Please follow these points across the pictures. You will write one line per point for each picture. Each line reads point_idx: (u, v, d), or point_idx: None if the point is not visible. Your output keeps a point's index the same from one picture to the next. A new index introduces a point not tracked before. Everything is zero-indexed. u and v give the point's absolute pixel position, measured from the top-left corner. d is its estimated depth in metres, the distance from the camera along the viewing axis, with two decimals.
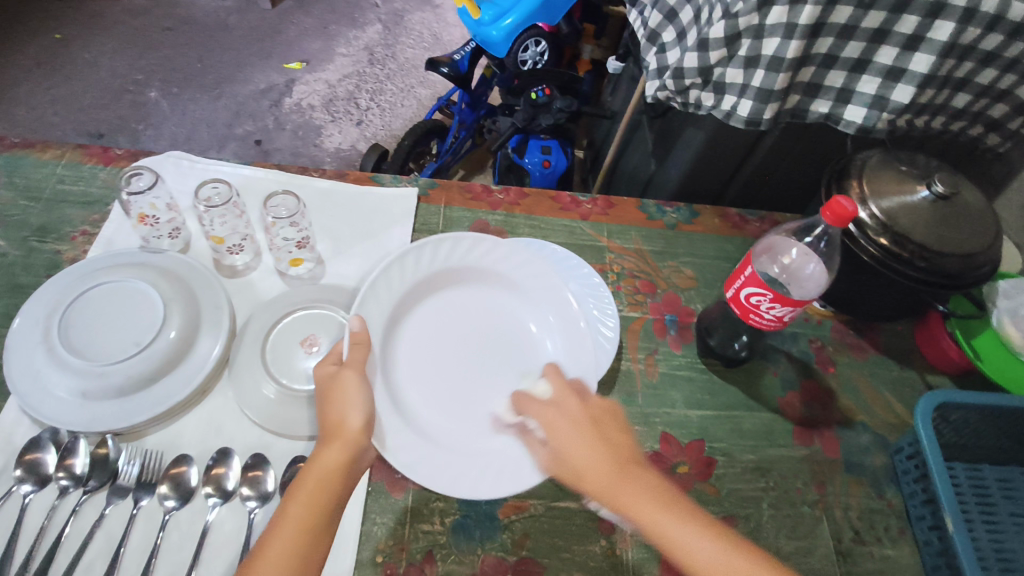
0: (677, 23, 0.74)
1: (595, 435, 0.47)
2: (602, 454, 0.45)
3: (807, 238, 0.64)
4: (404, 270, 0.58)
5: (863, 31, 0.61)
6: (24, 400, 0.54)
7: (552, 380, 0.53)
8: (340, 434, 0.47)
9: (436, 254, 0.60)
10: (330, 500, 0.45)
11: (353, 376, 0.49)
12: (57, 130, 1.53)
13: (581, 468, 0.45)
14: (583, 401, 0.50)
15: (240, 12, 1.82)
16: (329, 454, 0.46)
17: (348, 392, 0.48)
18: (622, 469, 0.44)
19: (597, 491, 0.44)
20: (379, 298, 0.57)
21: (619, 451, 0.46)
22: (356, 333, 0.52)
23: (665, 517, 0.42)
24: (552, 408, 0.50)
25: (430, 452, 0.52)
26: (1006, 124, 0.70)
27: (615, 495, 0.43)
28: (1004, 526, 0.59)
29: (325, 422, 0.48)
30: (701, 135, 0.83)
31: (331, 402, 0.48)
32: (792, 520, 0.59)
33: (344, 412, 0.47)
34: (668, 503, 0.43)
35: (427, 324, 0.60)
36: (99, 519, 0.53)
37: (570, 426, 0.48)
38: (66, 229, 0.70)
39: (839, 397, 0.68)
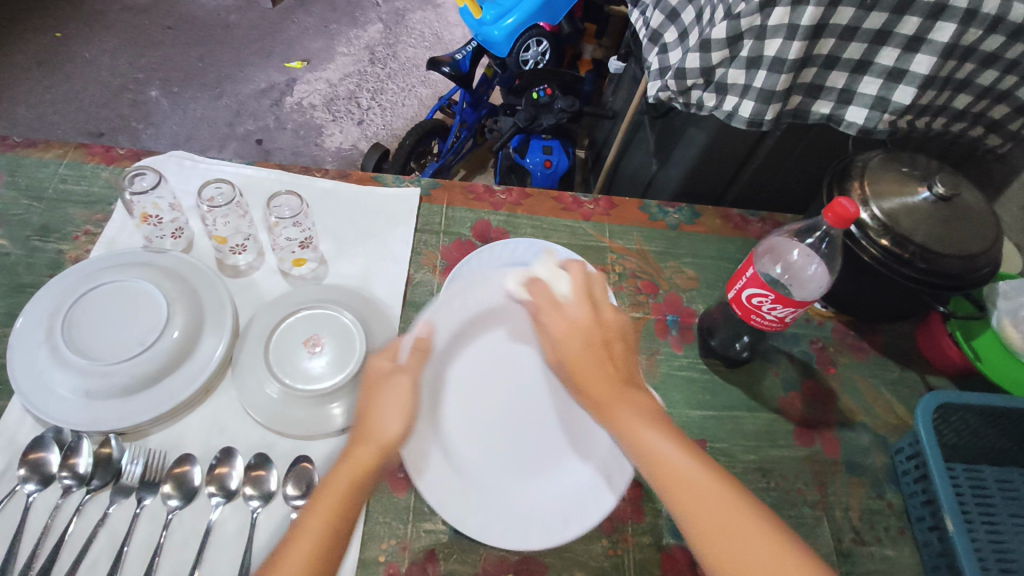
0: (679, 23, 0.74)
1: (601, 354, 0.50)
2: (601, 367, 0.49)
3: (808, 240, 0.64)
4: (464, 297, 0.58)
5: (864, 32, 0.61)
6: (27, 399, 0.54)
7: (574, 282, 0.53)
8: (375, 439, 0.46)
9: (498, 285, 0.59)
10: (354, 507, 0.44)
11: (406, 383, 0.48)
12: (58, 129, 1.53)
13: (580, 373, 0.50)
14: (596, 313, 0.52)
15: (241, 11, 1.82)
16: (360, 457, 0.45)
17: (396, 396, 0.47)
18: (620, 389, 0.49)
19: (592, 400, 0.49)
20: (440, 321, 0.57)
21: (618, 370, 0.50)
22: (420, 340, 0.52)
23: (647, 431, 0.46)
24: (563, 315, 0.52)
25: (460, 488, 0.52)
26: (1007, 126, 0.70)
27: (606, 405, 0.48)
28: (1003, 526, 0.59)
29: (361, 422, 0.47)
30: (703, 136, 0.83)
31: (372, 402, 0.47)
32: (793, 521, 0.60)
33: (384, 420, 0.46)
34: (651, 418, 0.47)
35: (482, 354, 0.59)
36: (102, 518, 0.53)
37: (577, 337, 0.51)
38: (68, 229, 0.70)
39: (839, 398, 0.68)
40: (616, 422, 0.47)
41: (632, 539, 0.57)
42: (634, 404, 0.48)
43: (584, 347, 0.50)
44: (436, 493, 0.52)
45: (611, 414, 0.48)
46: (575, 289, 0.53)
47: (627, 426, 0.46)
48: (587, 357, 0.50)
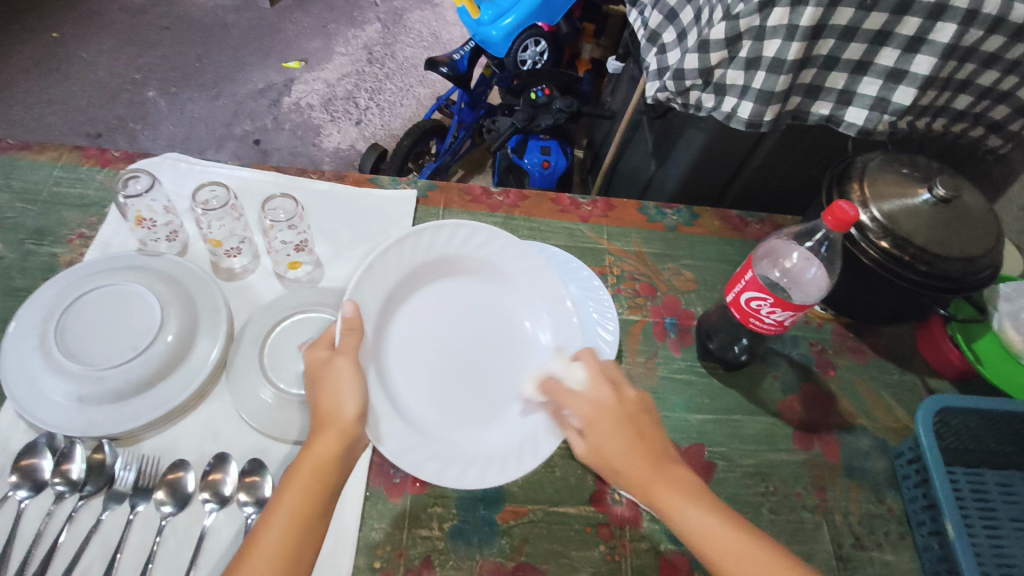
0: (677, 23, 0.73)
1: (631, 433, 0.48)
2: (637, 454, 0.47)
3: (807, 243, 0.63)
4: (395, 259, 0.57)
5: (864, 32, 0.61)
6: (20, 404, 0.54)
7: (586, 363, 0.53)
8: (334, 423, 0.46)
9: (435, 240, 0.58)
10: (325, 490, 0.44)
11: (347, 362, 0.48)
12: (55, 130, 1.52)
13: (616, 461, 0.47)
14: (618, 392, 0.51)
15: (238, 11, 1.81)
16: (323, 444, 0.46)
17: (342, 378, 0.48)
18: (657, 467, 0.46)
19: (634, 486, 0.46)
20: (372, 287, 0.55)
21: (651, 449, 0.48)
22: (350, 319, 0.51)
23: (692, 508, 0.44)
24: (590, 402, 0.50)
25: (420, 445, 0.52)
26: (1008, 126, 0.70)
27: (650, 490, 0.46)
28: (1004, 531, 0.59)
29: (318, 412, 0.47)
30: (702, 136, 0.83)
31: (323, 391, 0.48)
32: (792, 526, 0.59)
33: (338, 401, 0.47)
34: (696, 495, 0.45)
35: (417, 315, 0.59)
36: (95, 524, 0.52)
37: (610, 423, 0.48)
38: (62, 232, 0.70)
39: (839, 401, 0.68)
40: (662, 509, 0.45)
41: (630, 545, 0.56)
42: (678, 482, 0.46)
43: (617, 431, 0.48)
44: (395, 449, 0.50)
45: (659, 501, 0.45)
46: (591, 375, 0.52)
47: (671, 506, 0.45)
48: (621, 444, 0.47)
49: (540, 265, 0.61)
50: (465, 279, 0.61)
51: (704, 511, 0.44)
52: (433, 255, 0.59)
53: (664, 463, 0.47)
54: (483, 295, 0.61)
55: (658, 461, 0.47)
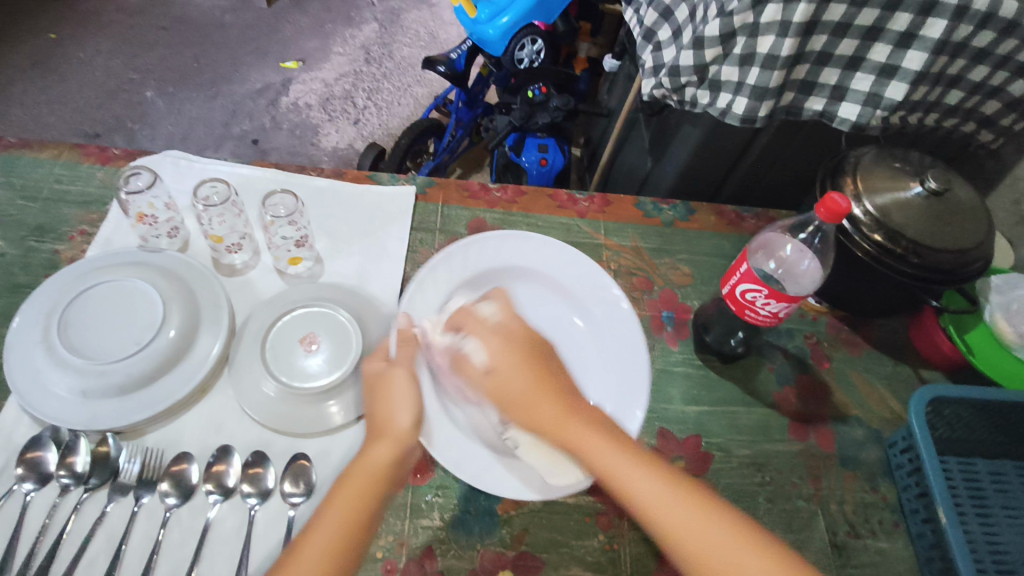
0: (673, 20, 0.74)
1: (541, 375, 0.49)
2: (550, 395, 0.48)
3: (801, 235, 0.64)
4: (448, 268, 0.64)
5: (856, 29, 0.62)
6: (24, 398, 0.54)
7: (500, 304, 0.54)
8: (388, 435, 0.47)
9: (482, 252, 0.66)
10: (373, 503, 0.45)
11: (403, 372, 0.50)
12: (53, 130, 1.52)
13: (524, 397, 0.49)
14: (527, 333, 0.52)
15: (236, 11, 1.82)
16: (375, 454, 0.46)
17: (398, 389, 0.49)
18: (568, 409, 0.48)
19: (543, 423, 0.48)
20: (427, 298, 0.62)
21: (564, 392, 0.49)
22: (402, 332, 0.55)
23: (612, 450, 0.45)
24: (501, 337, 0.51)
25: (477, 450, 0.56)
26: (999, 121, 0.71)
27: (560, 428, 0.47)
28: (996, 519, 0.60)
29: (373, 423, 0.49)
30: (697, 133, 0.84)
31: (379, 400, 0.49)
32: (788, 515, 0.60)
33: (394, 412, 0.48)
34: (607, 434, 0.47)
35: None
36: (100, 516, 0.53)
37: (518, 361, 0.50)
38: (64, 229, 0.70)
39: (833, 392, 0.68)
40: (575, 448, 0.46)
41: (628, 533, 0.57)
42: (589, 423, 0.47)
43: (524, 371, 0.49)
44: (452, 459, 0.55)
45: (569, 441, 0.47)
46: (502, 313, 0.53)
47: (587, 445, 0.46)
48: (529, 384, 0.49)
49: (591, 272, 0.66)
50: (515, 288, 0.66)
51: (616, 454, 0.45)
52: (481, 264, 0.65)
53: (576, 408, 0.48)
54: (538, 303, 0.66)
55: (569, 403, 0.48)
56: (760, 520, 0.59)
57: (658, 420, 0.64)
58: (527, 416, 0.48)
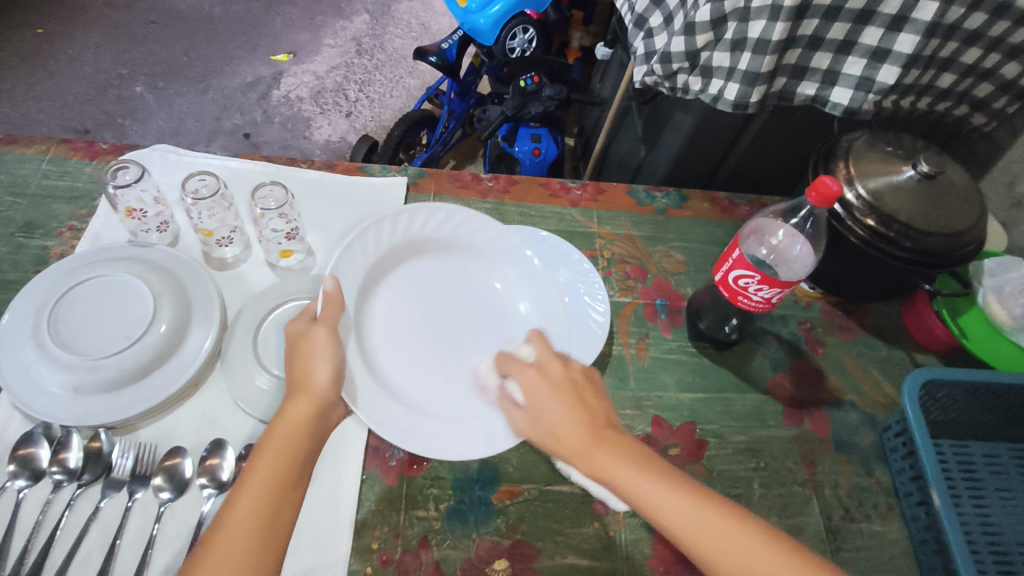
0: (663, 7, 0.73)
1: (577, 403, 0.50)
2: (581, 426, 0.49)
3: (793, 219, 0.64)
4: (378, 235, 0.59)
5: (847, 12, 0.61)
6: (15, 396, 0.54)
7: (536, 344, 0.56)
8: (306, 388, 0.48)
9: (413, 221, 0.61)
10: (300, 453, 0.46)
11: (324, 331, 0.51)
12: (43, 126, 1.51)
13: (558, 434, 0.50)
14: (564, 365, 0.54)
15: (225, 3, 1.80)
16: (294, 409, 0.47)
17: (316, 344, 0.50)
18: (599, 437, 0.49)
19: (574, 454, 0.49)
20: (356, 262, 0.57)
21: (594, 419, 0.50)
22: (329, 293, 0.53)
23: (642, 478, 0.46)
24: (538, 371, 0.53)
25: (411, 419, 0.53)
26: (992, 104, 0.70)
27: (591, 456, 0.48)
28: (989, 500, 0.60)
29: (291, 380, 0.49)
30: (690, 119, 0.83)
31: (298, 357, 0.50)
32: (783, 500, 0.60)
33: (311, 367, 0.49)
34: (641, 462, 0.47)
35: (398, 296, 0.60)
36: (94, 512, 0.53)
37: (551, 392, 0.51)
38: (52, 225, 0.70)
39: (827, 377, 0.69)
40: (610, 476, 0.47)
41: (623, 520, 0.57)
42: (625, 453, 0.48)
43: (556, 403, 0.50)
44: (388, 428, 0.52)
45: (600, 468, 0.47)
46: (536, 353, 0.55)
47: (616, 473, 0.47)
48: (568, 418, 0.50)
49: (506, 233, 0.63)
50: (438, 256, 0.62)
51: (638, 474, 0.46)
52: (410, 238, 0.61)
53: (606, 438, 0.49)
54: (461, 276, 0.63)
55: (599, 434, 0.49)
56: (755, 505, 0.60)
57: (652, 408, 0.64)
58: (556, 437, 0.50)
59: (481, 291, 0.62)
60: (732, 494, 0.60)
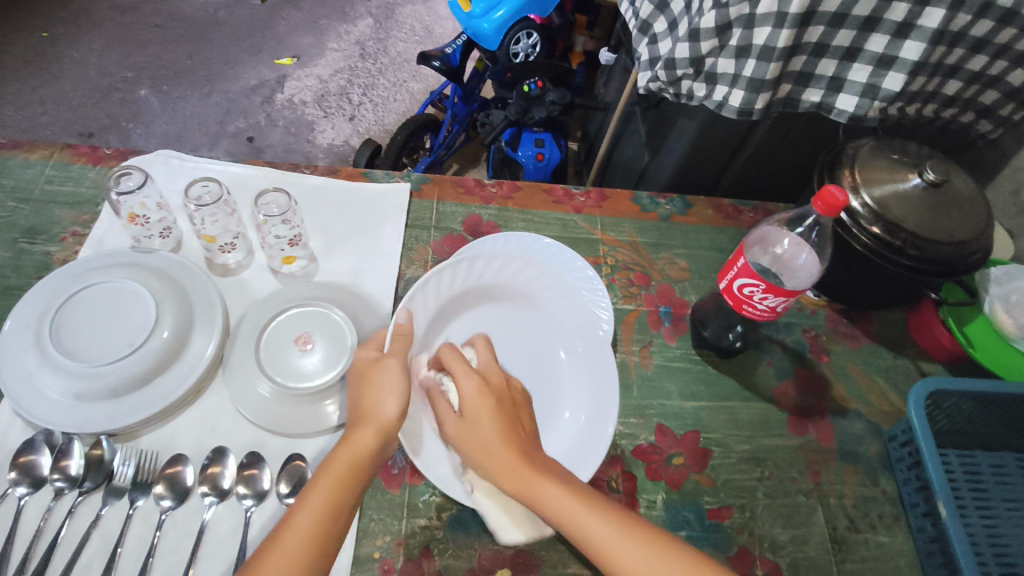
0: (668, 13, 0.73)
1: (505, 421, 0.47)
2: (510, 447, 0.46)
3: (799, 229, 0.63)
4: (452, 279, 0.60)
5: (853, 19, 0.61)
6: (17, 403, 0.54)
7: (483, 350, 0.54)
8: (373, 420, 0.47)
9: (485, 268, 0.61)
10: (355, 486, 0.45)
11: (395, 364, 0.50)
12: (47, 129, 1.51)
13: (488, 451, 0.46)
14: (506, 381, 0.52)
15: (229, 7, 1.81)
16: (358, 441, 0.46)
17: (389, 378, 0.49)
18: (524, 457, 0.45)
19: (496, 470, 0.45)
20: (427, 300, 0.58)
21: (519, 436, 0.47)
22: (401, 326, 0.54)
23: (564, 498, 0.43)
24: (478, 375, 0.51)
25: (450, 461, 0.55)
26: (998, 111, 0.70)
27: (512, 475, 0.44)
28: (996, 512, 0.60)
29: (358, 411, 0.48)
30: (694, 126, 0.83)
31: (367, 389, 0.49)
32: (787, 510, 0.60)
33: (381, 401, 0.48)
34: (562, 479, 0.44)
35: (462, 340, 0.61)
36: (95, 519, 0.53)
37: (483, 408, 0.48)
38: (55, 230, 0.70)
39: (832, 386, 0.68)
40: (531, 496, 0.43)
41: None
42: (547, 472, 0.45)
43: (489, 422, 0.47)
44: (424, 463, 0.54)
45: (522, 486, 0.44)
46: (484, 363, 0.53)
47: (539, 493, 0.43)
48: (494, 430, 0.47)
49: (575, 299, 0.63)
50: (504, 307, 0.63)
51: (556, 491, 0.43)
52: (478, 283, 0.61)
53: (532, 457, 0.46)
54: (523, 328, 0.63)
55: (525, 450, 0.46)
56: (760, 516, 0.59)
57: (656, 416, 0.64)
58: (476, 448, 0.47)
59: (541, 352, 0.62)
60: (736, 504, 0.60)
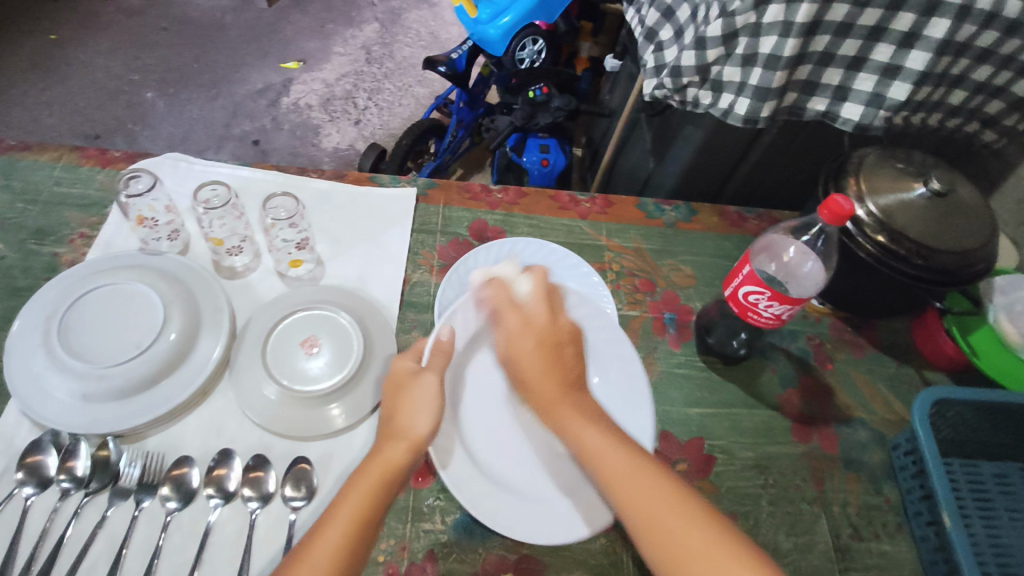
0: (674, 21, 0.74)
1: (550, 356, 0.49)
2: (553, 378, 0.49)
3: (805, 236, 0.64)
4: None
5: (858, 29, 0.61)
6: (24, 403, 0.54)
7: (536, 282, 0.53)
8: (403, 436, 0.47)
9: None
10: (382, 502, 0.45)
11: (432, 380, 0.50)
12: (54, 131, 1.52)
13: (532, 383, 0.49)
14: (553, 316, 0.52)
15: (236, 11, 1.82)
16: (389, 456, 0.46)
17: (423, 395, 0.49)
18: (566, 389, 0.48)
19: (540, 397, 0.49)
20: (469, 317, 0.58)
21: (566, 371, 0.49)
22: (441, 342, 0.54)
23: (589, 430, 0.46)
24: (523, 313, 0.51)
25: (483, 487, 0.52)
26: (1003, 121, 0.70)
27: (552, 406, 0.48)
28: (1001, 521, 0.59)
29: (390, 424, 0.48)
30: (700, 133, 0.83)
31: (401, 402, 0.49)
32: (791, 518, 0.60)
33: (412, 418, 0.48)
34: (593, 416, 0.47)
35: (499, 364, 0.59)
36: (101, 520, 0.53)
37: (535, 347, 0.50)
38: (63, 232, 0.70)
39: (836, 394, 0.68)
40: (562, 427, 0.47)
41: (631, 537, 0.57)
42: (581, 408, 0.48)
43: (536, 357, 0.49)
44: (457, 481, 0.52)
45: (557, 417, 0.47)
46: (535, 289, 0.53)
47: (573, 425, 0.46)
48: (540, 363, 0.49)
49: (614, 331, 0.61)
50: None
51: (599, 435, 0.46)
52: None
53: (571, 391, 0.49)
54: None
55: (567, 385, 0.49)
56: (764, 523, 0.59)
57: (660, 423, 0.64)
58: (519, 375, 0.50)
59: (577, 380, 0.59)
60: (740, 511, 0.60)
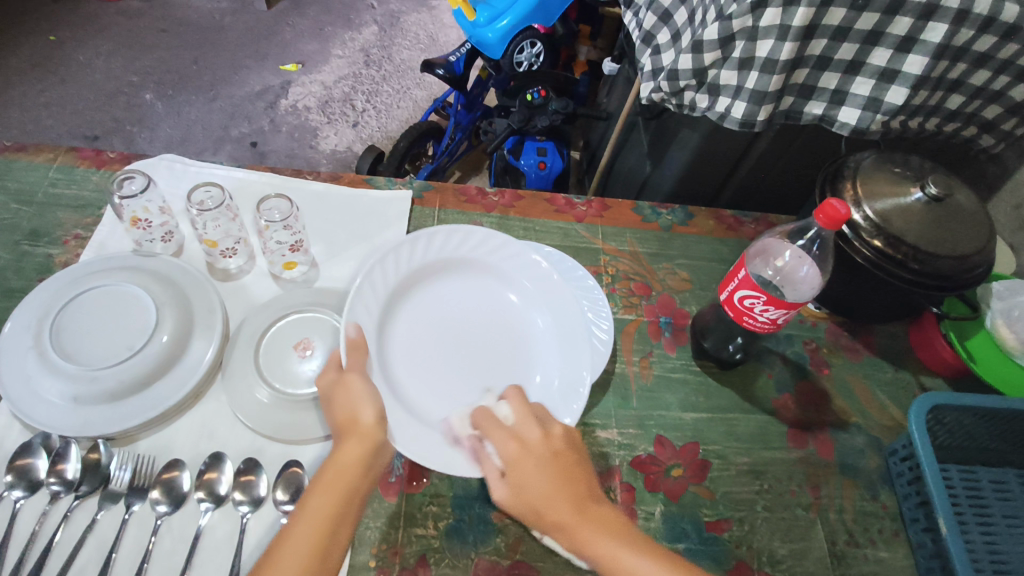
0: (672, 24, 0.74)
1: (559, 474, 0.46)
2: (566, 500, 0.45)
3: (801, 241, 0.64)
4: (387, 270, 0.58)
5: (856, 32, 0.61)
6: (14, 405, 0.54)
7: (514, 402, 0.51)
8: (353, 432, 0.47)
9: (429, 246, 0.61)
10: (348, 500, 0.45)
11: (358, 376, 0.50)
12: (52, 132, 1.52)
13: (541, 510, 0.45)
14: (545, 429, 0.49)
15: (235, 13, 1.82)
16: (345, 454, 0.46)
17: (359, 388, 0.49)
18: (583, 512, 0.45)
19: (559, 528, 0.45)
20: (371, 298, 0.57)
21: (577, 486, 0.47)
22: (352, 339, 0.52)
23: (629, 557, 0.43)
24: (516, 437, 0.48)
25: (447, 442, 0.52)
26: (1000, 125, 0.70)
27: (573, 533, 0.44)
28: (998, 528, 0.59)
29: (338, 424, 0.48)
30: (696, 137, 0.83)
31: (339, 405, 0.49)
32: (787, 524, 0.59)
33: (357, 410, 0.48)
34: (623, 536, 0.44)
35: (416, 327, 0.59)
36: (91, 524, 0.53)
37: (538, 465, 0.46)
38: (57, 233, 0.70)
39: (833, 399, 0.68)
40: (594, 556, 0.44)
41: None
42: (607, 526, 0.45)
43: (547, 481, 0.46)
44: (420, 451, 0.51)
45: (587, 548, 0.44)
46: (516, 409, 0.51)
47: (603, 549, 0.44)
48: (551, 486, 0.46)
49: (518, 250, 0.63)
50: (448, 280, 0.62)
51: (633, 553, 0.43)
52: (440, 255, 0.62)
53: (589, 508, 0.46)
54: (478, 295, 0.62)
55: (583, 503, 0.46)
56: (759, 529, 0.59)
57: (655, 427, 0.63)
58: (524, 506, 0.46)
59: (498, 311, 0.62)
60: (735, 517, 0.59)
